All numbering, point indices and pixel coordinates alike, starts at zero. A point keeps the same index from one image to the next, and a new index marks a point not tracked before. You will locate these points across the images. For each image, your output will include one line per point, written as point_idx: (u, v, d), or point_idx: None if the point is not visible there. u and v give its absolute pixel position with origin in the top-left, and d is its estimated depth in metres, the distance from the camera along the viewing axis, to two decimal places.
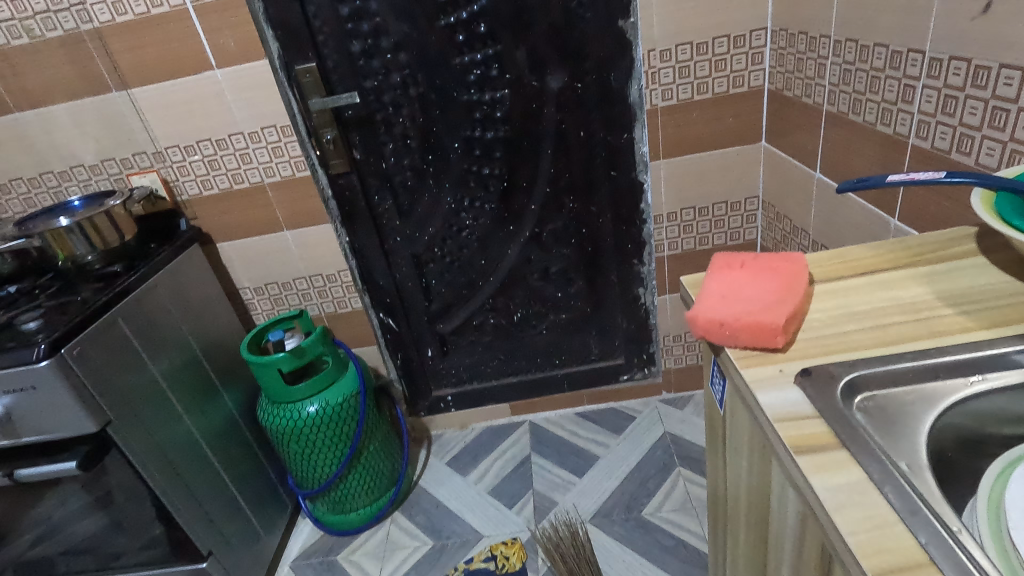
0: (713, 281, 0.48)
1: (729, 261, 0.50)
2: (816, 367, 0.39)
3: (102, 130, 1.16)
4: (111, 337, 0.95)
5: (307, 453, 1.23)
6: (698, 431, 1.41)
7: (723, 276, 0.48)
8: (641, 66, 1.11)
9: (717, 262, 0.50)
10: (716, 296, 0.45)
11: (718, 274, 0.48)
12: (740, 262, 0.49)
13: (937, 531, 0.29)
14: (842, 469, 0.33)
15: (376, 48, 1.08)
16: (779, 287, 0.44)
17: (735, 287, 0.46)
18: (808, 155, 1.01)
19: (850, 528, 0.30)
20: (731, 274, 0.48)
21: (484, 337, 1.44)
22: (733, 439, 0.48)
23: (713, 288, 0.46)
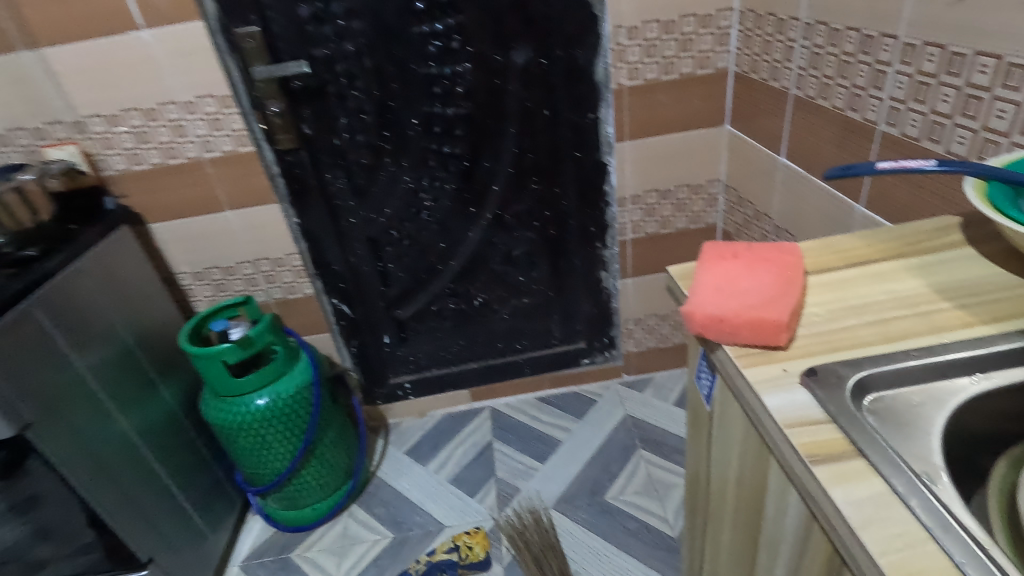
0: (707, 272, 0.45)
1: (723, 249, 0.48)
2: (822, 367, 0.38)
3: (9, 95, 1.02)
4: (28, 330, 0.84)
5: (257, 449, 1.16)
6: (658, 413, 1.43)
7: (717, 266, 0.45)
8: (608, 44, 1.08)
9: (709, 250, 0.48)
10: (711, 289, 0.43)
11: (712, 264, 0.46)
12: (733, 251, 0.47)
13: (970, 548, 0.28)
14: (863, 480, 0.32)
15: (327, 13, 1.00)
16: (776, 280, 0.43)
17: (730, 279, 0.43)
18: (774, 140, 1.01)
19: (880, 549, 0.29)
20: (725, 264, 0.46)
21: (444, 323, 1.40)
22: (720, 437, 0.47)
23: (708, 280, 0.44)
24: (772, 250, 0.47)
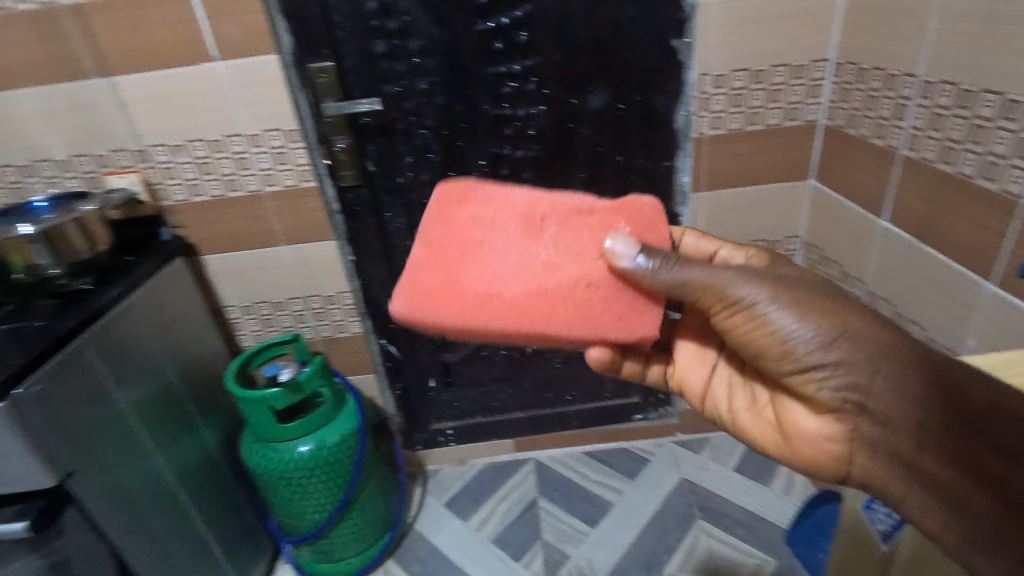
0: (457, 253, 0.57)
1: (467, 299, 0.54)
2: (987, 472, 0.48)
3: (74, 123, 1.00)
4: (75, 371, 0.80)
5: (298, 499, 1.10)
6: (717, 478, 1.33)
7: (492, 265, 0.55)
8: (692, 91, 1.02)
9: (457, 289, 0.55)
10: (519, 237, 0.56)
11: (477, 273, 0.55)
12: (500, 296, 0.54)
13: None
14: None
15: (402, 50, 0.96)
16: (586, 237, 0.57)
17: (573, 233, 0.57)
18: (873, 201, 0.93)
19: None
20: (500, 270, 0.55)
21: (493, 370, 1.33)
22: (774, 441, 0.64)
23: (562, 214, 0.57)
24: (580, 327, 0.55)
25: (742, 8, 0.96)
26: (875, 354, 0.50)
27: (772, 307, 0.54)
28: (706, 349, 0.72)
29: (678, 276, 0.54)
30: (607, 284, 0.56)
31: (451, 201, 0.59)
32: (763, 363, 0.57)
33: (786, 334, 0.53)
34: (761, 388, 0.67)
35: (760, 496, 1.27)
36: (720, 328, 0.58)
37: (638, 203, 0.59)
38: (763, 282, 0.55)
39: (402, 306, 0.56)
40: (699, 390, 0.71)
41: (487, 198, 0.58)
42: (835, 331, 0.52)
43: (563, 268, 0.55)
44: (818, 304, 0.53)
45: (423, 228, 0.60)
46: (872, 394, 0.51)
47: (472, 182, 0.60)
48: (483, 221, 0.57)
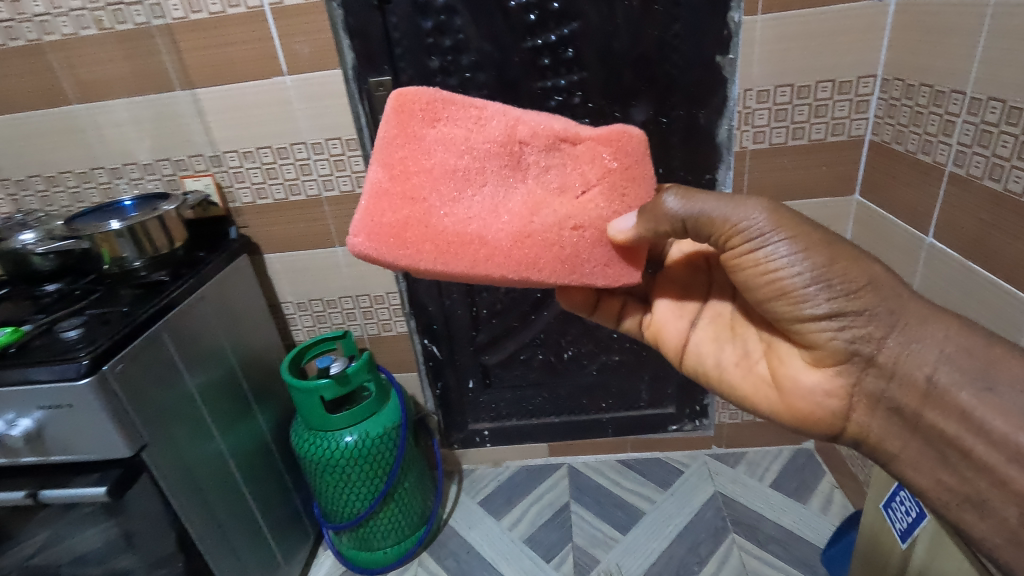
0: (426, 184, 0.55)
1: (443, 237, 0.54)
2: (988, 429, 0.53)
3: (159, 130, 1.11)
4: (151, 353, 0.88)
5: (340, 487, 1.15)
6: (752, 493, 1.32)
7: (471, 199, 0.55)
8: (735, 105, 1.04)
9: (430, 227, 0.54)
10: (498, 170, 0.56)
11: (452, 208, 0.55)
12: (481, 236, 0.55)
13: None
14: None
15: (455, 65, 1.02)
16: (572, 170, 0.57)
17: (556, 167, 0.57)
18: (919, 217, 0.93)
19: None
20: (479, 207, 0.55)
21: (530, 374, 1.36)
22: (764, 397, 0.62)
23: (545, 147, 0.56)
24: (566, 272, 0.57)
25: (787, 26, 0.97)
26: (896, 307, 0.52)
27: (796, 246, 0.52)
28: (684, 303, 0.70)
29: (692, 208, 0.53)
30: (594, 231, 0.57)
31: (416, 115, 0.55)
32: (769, 305, 0.56)
33: (807, 276, 0.52)
34: (753, 342, 0.65)
35: (796, 513, 1.25)
36: (729, 264, 0.56)
37: (627, 133, 0.56)
38: (788, 217, 0.53)
39: (365, 243, 0.54)
40: (675, 343, 0.70)
41: (460, 117, 0.55)
42: (861, 279, 0.52)
43: (547, 207, 0.56)
44: (845, 250, 0.53)
45: (380, 143, 0.55)
46: (886, 347, 0.52)
47: (437, 93, 0.55)
48: (454, 146, 0.55)
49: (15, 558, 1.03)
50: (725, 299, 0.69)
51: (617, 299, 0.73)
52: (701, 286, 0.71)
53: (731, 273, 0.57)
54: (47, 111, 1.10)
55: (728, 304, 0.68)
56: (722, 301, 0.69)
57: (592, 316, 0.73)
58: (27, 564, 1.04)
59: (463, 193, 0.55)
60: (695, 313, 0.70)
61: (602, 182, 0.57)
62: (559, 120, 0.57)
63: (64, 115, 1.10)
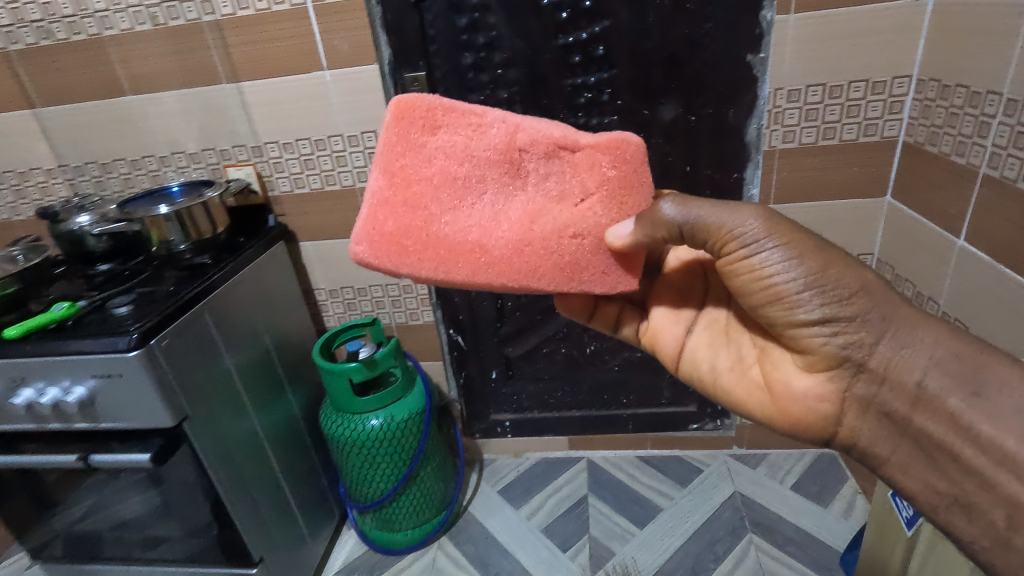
0: (427, 193, 0.56)
1: (443, 246, 0.56)
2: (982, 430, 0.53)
3: (205, 121, 1.16)
4: (194, 331, 0.94)
5: (365, 469, 1.20)
6: (772, 494, 1.31)
7: (471, 209, 0.57)
8: (764, 105, 1.04)
9: (430, 235, 0.56)
10: (498, 178, 0.57)
11: (453, 220, 0.56)
12: (482, 247, 0.56)
13: None
14: None
15: (487, 62, 1.05)
16: (569, 177, 0.58)
17: (553, 175, 0.58)
18: (951, 220, 0.92)
19: None
20: (479, 216, 0.57)
21: (552, 367, 1.39)
22: (757, 401, 0.63)
23: (543, 155, 0.57)
24: (565, 281, 0.59)
25: (821, 25, 0.97)
26: (889, 313, 0.53)
27: (790, 253, 0.54)
28: (681, 310, 0.72)
29: (688, 215, 0.55)
30: (592, 238, 0.58)
31: (415, 122, 0.55)
32: (764, 310, 0.57)
33: (801, 283, 0.53)
34: (747, 347, 0.66)
35: (816, 516, 1.25)
36: (725, 270, 0.57)
37: (626, 142, 0.57)
38: (783, 225, 0.54)
39: (367, 251, 0.55)
40: (671, 348, 0.71)
41: (460, 127, 0.56)
42: (854, 286, 0.53)
43: (546, 215, 0.58)
44: (839, 257, 0.54)
45: (379, 150, 0.56)
46: (877, 352, 0.53)
47: (436, 99, 0.56)
48: (453, 153, 0.56)
49: (64, 520, 1.11)
50: (720, 305, 0.70)
51: (614, 305, 0.75)
52: (698, 293, 0.72)
53: (727, 279, 0.58)
54: (103, 101, 1.17)
55: (723, 310, 0.70)
56: (718, 308, 0.70)
57: (590, 322, 0.75)
58: (75, 527, 1.11)
59: (463, 203, 0.57)
60: (692, 319, 0.71)
61: (600, 190, 0.58)
62: (558, 126, 0.59)
63: (119, 106, 1.17)
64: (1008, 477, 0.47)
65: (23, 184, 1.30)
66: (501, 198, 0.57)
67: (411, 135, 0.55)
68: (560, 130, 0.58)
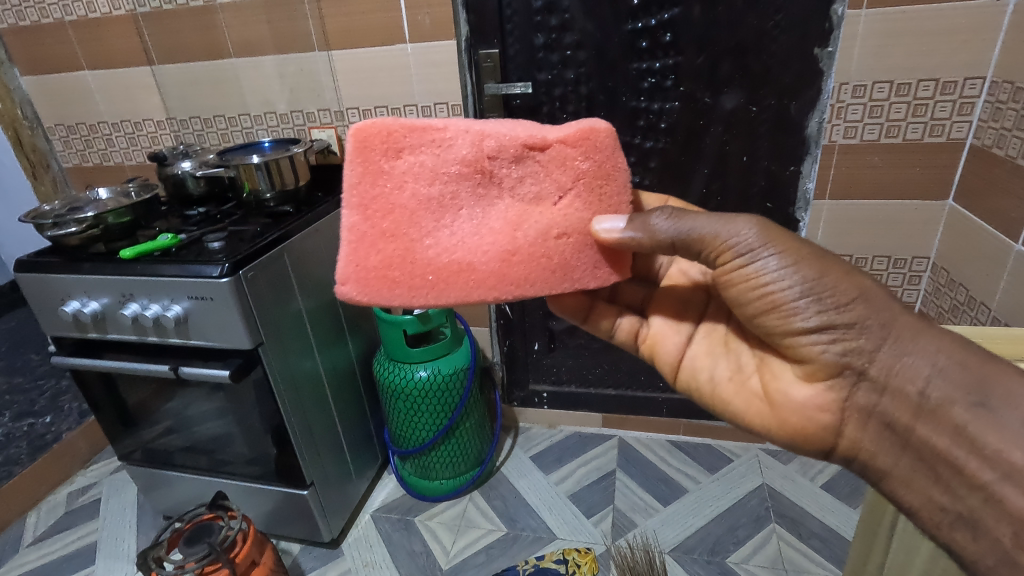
0: (404, 220, 0.54)
1: (430, 270, 0.54)
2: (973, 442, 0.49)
3: (297, 84, 1.28)
4: (275, 269, 1.05)
5: (410, 416, 1.29)
6: (801, 490, 1.32)
7: (449, 230, 0.55)
8: (828, 99, 1.05)
9: (415, 261, 0.54)
10: (472, 191, 0.55)
11: (433, 244, 0.54)
12: (467, 266, 0.54)
13: None
14: None
15: (558, 43, 1.11)
16: (546, 174, 0.55)
17: (527, 177, 0.55)
18: (1010, 224, 0.91)
19: None
20: (460, 234, 0.55)
21: (594, 344, 1.44)
22: (756, 412, 0.60)
23: (511, 155, 0.54)
24: (558, 285, 0.57)
25: (895, 21, 0.97)
26: (888, 319, 0.49)
27: (786, 260, 0.51)
28: (682, 320, 0.69)
29: (682, 226, 0.52)
30: (578, 236, 0.56)
31: (377, 149, 0.53)
32: (760, 320, 0.55)
33: (798, 289, 0.51)
34: (747, 356, 0.63)
35: (844, 515, 1.25)
36: (722, 280, 0.55)
37: (594, 130, 0.55)
38: (778, 233, 0.52)
39: (355, 289, 0.55)
40: (671, 356, 0.69)
41: (422, 145, 0.53)
42: (851, 292, 0.50)
43: (529, 219, 0.55)
44: (835, 263, 0.51)
45: (345, 185, 0.53)
46: (877, 360, 0.50)
47: (395, 121, 0.53)
48: (423, 175, 0.54)
49: (147, 434, 1.26)
50: (719, 320, 0.67)
51: (611, 309, 0.72)
52: (698, 306, 0.69)
53: (723, 290, 0.56)
54: (208, 62, 1.30)
55: (722, 323, 0.67)
56: (717, 321, 0.67)
57: (584, 325, 0.71)
58: (155, 441, 1.26)
59: (443, 221, 0.55)
60: (692, 329, 0.68)
61: (578, 185, 0.55)
62: (523, 126, 0.56)
63: (224, 67, 1.30)
64: (1013, 491, 0.43)
65: (136, 133, 1.46)
66: (478, 204, 0.55)
67: (379, 163, 0.53)
68: (526, 129, 0.55)
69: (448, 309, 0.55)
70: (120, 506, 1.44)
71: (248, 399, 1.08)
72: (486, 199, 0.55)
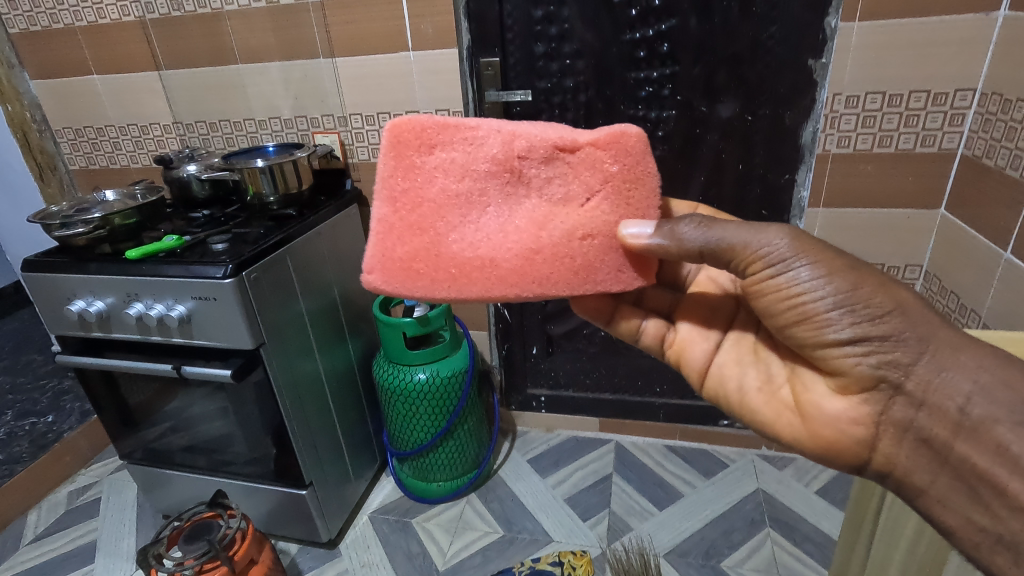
0: (431, 214, 0.56)
1: (454, 264, 0.56)
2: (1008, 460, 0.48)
3: (302, 90, 1.30)
4: (277, 271, 1.06)
5: (408, 418, 1.30)
6: (795, 495, 1.33)
7: (475, 226, 0.56)
8: (821, 109, 1.07)
9: (440, 256, 0.56)
10: (500, 189, 0.56)
11: (460, 239, 0.56)
12: (490, 262, 0.56)
13: None
14: None
15: (558, 52, 1.13)
16: (578, 176, 0.56)
17: (558, 177, 0.57)
18: (1000, 232, 0.93)
19: None
20: (486, 231, 0.56)
21: (591, 348, 1.46)
22: (786, 423, 0.59)
23: (540, 156, 0.56)
24: (579, 286, 0.58)
25: (887, 33, 0.99)
26: (926, 333, 0.48)
27: (819, 271, 0.51)
28: (710, 328, 0.68)
29: (710, 235, 0.52)
30: (603, 238, 0.57)
31: (411, 145, 0.55)
32: (791, 331, 0.55)
33: (831, 301, 0.50)
34: (777, 366, 0.62)
35: (838, 519, 1.26)
36: (752, 290, 0.55)
37: (625, 134, 0.56)
38: (811, 243, 0.52)
39: (380, 279, 0.57)
40: (699, 364, 0.68)
41: (455, 142, 0.55)
42: (887, 305, 0.49)
43: (554, 220, 0.56)
44: (871, 275, 0.50)
45: (379, 177, 0.56)
46: (914, 374, 0.48)
47: (430, 118, 0.55)
48: (453, 171, 0.56)
49: (149, 434, 1.27)
50: (749, 329, 0.67)
51: (637, 313, 0.71)
52: (727, 313, 0.69)
53: (752, 300, 0.56)
54: (215, 67, 1.33)
55: (750, 332, 0.67)
56: (747, 330, 0.67)
57: (607, 327, 0.71)
58: (157, 441, 1.27)
59: (469, 218, 0.56)
60: (720, 336, 0.68)
61: (606, 187, 0.56)
62: (556, 129, 0.57)
63: (231, 73, 1.32)
64: None
65: (143, 136, 1.49)
66: (506, 203, 0.57)
67: (411, 158, 0.55)
68: (557, 131, 0.57)
69: (469, 303, 0.57)
70: (120, 506, 1.45)
71: (250, 400, 1.09)
72: (513, 198, 0.57)
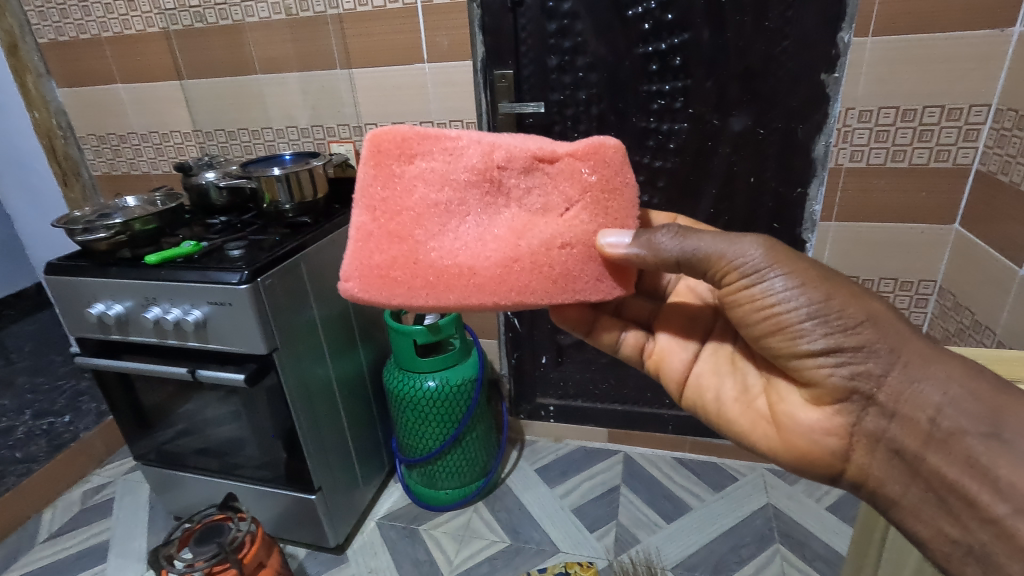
0: (411, 222, 0.57)
1: (432, 272, 0.57)
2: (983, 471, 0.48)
3: (319, 100, 1.33)
4: (292, 278, 1.08)
5: (417, 425, 1.31)
6: (806, 512, 1.31)
7: (454, 234, 0.57)
8: (834, 122, 1.07)
9: (418, 263, 0.57)
10: (479, 198, 0.57)
11: (438, 247, 0.57)
12: (467, 270, 0.56)
13: None
14: None
15: (571, 65, 1.14)
16: (556, 186, 0.58)
17: (537, 188, 0.58)
18: (1016, 248, 0.91)
19: None
20: (465, 239, 0.57)
21: (600, 358, 1.46)
22: (762, 433, 0.59)
23: (519, 166, 0.57)
24: (557, 294, 0.58)
25: (899, 49, 0.99)
26: (896, 343, 0.48)
27: (793, 281, 0.51)
28: (687, 338, 0.69)
29: (686, 245, 0.53)
30: (582, 247, 0.57)
31: (391, 155, 0.56)
32: (766, 341, 0.54)
33: (804, 310, 0.50)
34: (753, 376, 0.62)
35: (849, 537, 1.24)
36: (727, 299, 0.55)
37: (603, 146, 0.57)
38: (785, 253, 0.52)
39: (357, 288, 0.58)
40: (677, 374, 0.68)
41: (436, 152, 0.57)
42: (859, 315, 0.49)
43: (533, 229, 0.57)
44: (843, 285, 0.51)
45: (359, 186, 0.57)
46: (886, 385, 0.48)
47: (411, 129, 0.57)
48: (432, 181, 0.57)
49: (161, 436, 1.29)
50: (727, 339, 0.67)
51: (617, 322, 0.72)
52: (705, 323, 0.69)
53: (729, 310, 0.56)
54: (234, 77, 1.36)
55: (727, 343, 0.67)
56: (724, 342, 0.67)
57: (587, 338, 0.72)
58: (169, 442, 1.29)
59: (449, 226, 0.57)
60: (699, 346, 0.68)
61: (584, 197, 0.57)
62: (535, 140, 0.59)
63: (250, 83, 1.35)
64: None
65: (164, 144, 1.52)
66: (486, 212, 0.58)
67: (393, 167, 0.57)
68: (537, 143, 0.58)
69: (448, 310, 0.57)
70: (132, 506, 1.47)
71: (261, 405, 1.11)
72: (494, 206, 0.58)
